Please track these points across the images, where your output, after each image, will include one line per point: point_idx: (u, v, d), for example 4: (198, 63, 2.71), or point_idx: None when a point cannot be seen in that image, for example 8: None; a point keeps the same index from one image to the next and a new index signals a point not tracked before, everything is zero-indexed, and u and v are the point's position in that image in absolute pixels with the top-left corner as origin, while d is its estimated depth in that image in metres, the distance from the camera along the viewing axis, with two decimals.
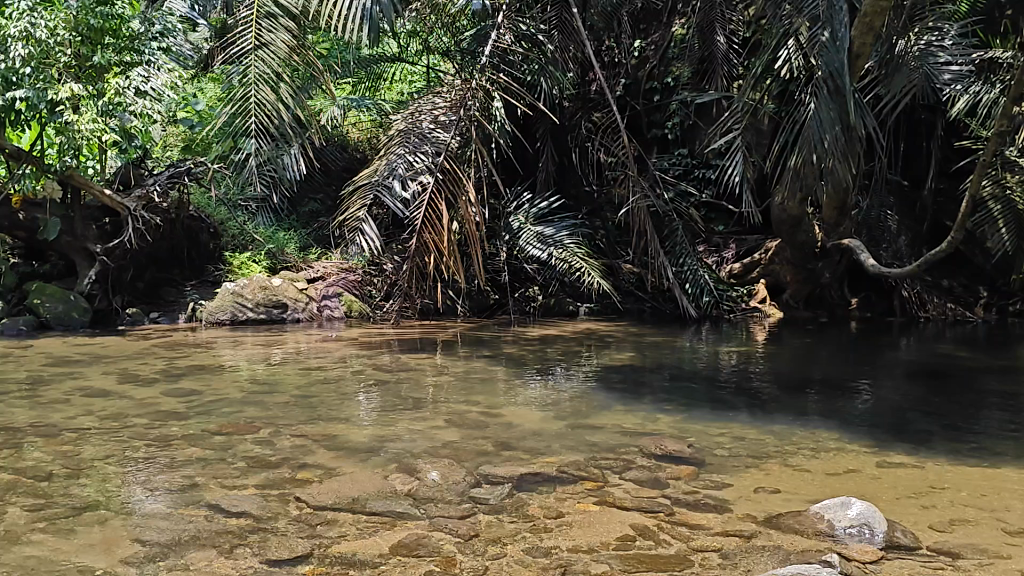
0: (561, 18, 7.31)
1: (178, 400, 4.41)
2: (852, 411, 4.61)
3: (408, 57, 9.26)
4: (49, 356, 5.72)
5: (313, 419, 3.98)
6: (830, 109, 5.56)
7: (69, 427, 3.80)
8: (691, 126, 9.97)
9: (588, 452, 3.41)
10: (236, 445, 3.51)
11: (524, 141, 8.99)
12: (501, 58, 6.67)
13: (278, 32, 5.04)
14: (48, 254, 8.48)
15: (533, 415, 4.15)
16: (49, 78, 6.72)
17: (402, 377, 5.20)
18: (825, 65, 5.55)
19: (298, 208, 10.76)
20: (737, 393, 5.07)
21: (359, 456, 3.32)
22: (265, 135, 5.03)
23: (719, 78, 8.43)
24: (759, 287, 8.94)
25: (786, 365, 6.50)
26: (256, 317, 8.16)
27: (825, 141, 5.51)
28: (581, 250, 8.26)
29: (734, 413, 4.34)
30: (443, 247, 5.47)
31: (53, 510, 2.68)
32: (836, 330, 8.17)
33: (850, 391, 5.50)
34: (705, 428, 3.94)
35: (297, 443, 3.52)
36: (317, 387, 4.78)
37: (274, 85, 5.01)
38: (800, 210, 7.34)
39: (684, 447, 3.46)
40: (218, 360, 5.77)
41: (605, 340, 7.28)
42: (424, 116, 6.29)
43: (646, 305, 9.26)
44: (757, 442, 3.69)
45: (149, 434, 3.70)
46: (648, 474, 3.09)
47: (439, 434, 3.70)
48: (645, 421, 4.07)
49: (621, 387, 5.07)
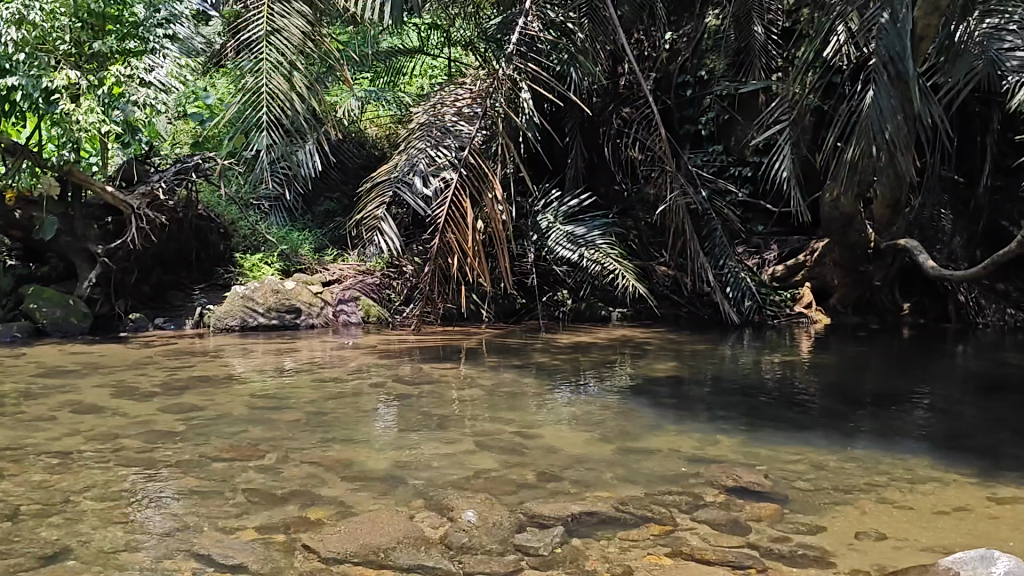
0: (592, 5, 6.72)
1: (176, 418, 3.94)
2: (930, 431, 4.09)
3: (430, 50, 8.91)
4: (43, 366, 5.26)
5: (327, 442, 3.50)
6: (890, 95, 4.89)
7: (50, 451, 3.33)
8: (726, 122, 9.47)
9: (648, 484, 2.91)
10: (236, 474, 3.03)
11: (553, 137, 8.50)
12: (528, 46, 6.07)
13: (291, 18, 4.58)
14: (48, 255, 8.05)
15: (576, 436, 3.67)
16: (44, 65, 6.28)
17: (427, 391, 4.71)
18: (884, 49, 4.89)
19: (313, 208, 10.30)
20: (796, 409, 4.57)
21: (381, 488, 2.84)
22: (278, 129, 4.47)
23: (756, 71, 7.98)
24: (804, 291, 8.39)
25: (836, 375, 5.98)
26: (267, 323, 7.71)
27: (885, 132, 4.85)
28: (615, 251, 7.75)
29: (803, 434, 3.84)
30: (467, 249, 4.97)
31: (10, 562, 2.20)
32: (888, 336, 7.63)
33: (910, 403, 5.02)
34: (775, 453, 3.44)
35: (308, 473, 3.04)
36: (333, 402, 4.30)
37: (287, 74, 4.48)
38: (853, 205, 6.86)
39: (761, 477, 2.98)
40: (226, 370, 5.31)
41: (643, 348, 6.77)
42: (448, 108, 5.82)
43: (683, 310, 8.66)
44: (840, 472, 3.19)
45: (139, 460, 3.22)
46: (725, 514, 2.60)
47: (470, 460, 3.22)
48: (703, 444, 3.57)
49: (670, 402, 4.57)
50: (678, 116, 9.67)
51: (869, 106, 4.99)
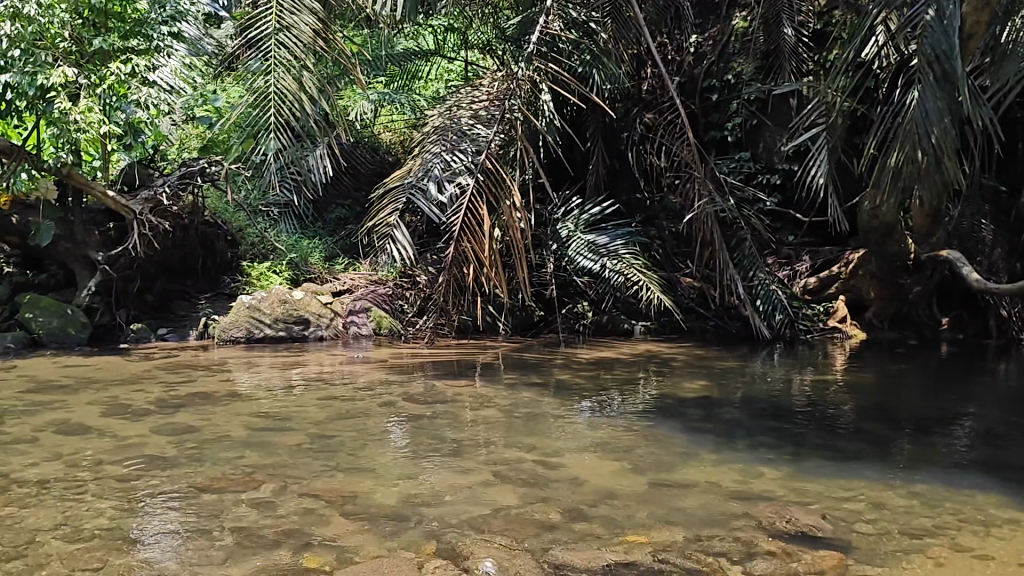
0: (615, 5, 6.27)
1: (168, 442, 3.61)
2: (977, 461, 3.68)
3: (447, 52, 8.63)
4: (32, 381, 4.95)
5: (331, 470, 3.17)
6: (936, 96, 4.10)
7: (24, 480, 3.01)
8: (754, 127, 9.10)
9: (690, 527, 2.58)
10: (227, 510, 2.70)
11: (574, 143, 8.17)
12: (549, 45, 5.66)
13: (301, 14, 4.08)
14: (47, 262, 7.82)
15: (605, 466, 3.33)
16: (41, 62, 6.03)
17: (440, 411, 4.38)
18: (929, 49, 4.11)
19: (323, 214, 9.96)
20: (837, 435, 4.20)
21: (388, 529, 2.51)
22: (288, 133, 3.98)
23: (786, 74, 7.55)
24: (839, 305, 7.99)
25: (873, 395, 5.61)
26: (274, 334, 7.42)
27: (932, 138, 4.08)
28: (639, 261, 7.37)
29: (855, 465, 3.48)
30: (484, 258, 4.61)
31: None
32: (926, 353, 7.26)
33: (956, 427, 4.62)
34: (827, 489, 3.09)
35: (306, 508, 2.71)
36: (338, 424, 3.98)
37: (297, 73, 4.01)
38: (894, 214, 6.70)
39: (818, 520, 2.63)
40: (229, 386, 4.99)
41: (669, 364, 6.41)
42: (464, 111, 5.54)
43: (710, 323, 8.31)
44: (903, 512, 2.83)
45: (122, 490, 2.91)
46: (781, 567, 2.26)
47: (489, 494, 2.88)
48: (746, 477, 3.23)
49: (705, 426, 4.21)
50: (704, 121, 9.35)
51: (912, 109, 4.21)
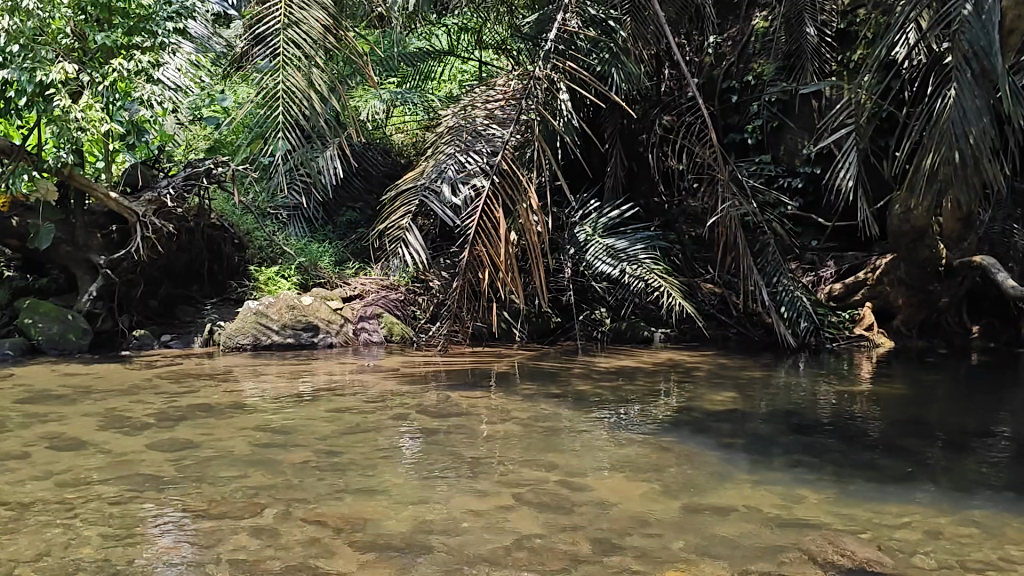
0: (636, 2, 6.02)
1: (165, 459, 3.39)
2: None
3: (460, 52, 8.44)
4: (28, 391, 4.74)
5: (339, 492, 2.95)
6: (976, 93, 3.65)
7: (9, 501, 2.80)
8: (775, 130, 8.88)
9: (732, 561, 2.35)
10: (226, 538, 2.47)
11: (591, 146, 7.94)
12: (567, 43, 5.38)
13: (311, 9, 3.83)
14: (48, 266, 7.65)
15: (634, 487, 3.10)
16: (40, 58, 5.87)
17: (454, 425, 4.15)
18: (967, 43, 3.68)
19: (334, 217, 9.77)
20: (877, 452, 3.95)
21: (401, 563, 2.29)
22: (297, 132, 3.75)
23: (808, 75, 7.29)
24: (864, 312, 7.76)
25: (907, 408, 5.35)
26: (282, 340, 7.19)
27: (969, 139, 3.64)
28: (660, 266, 7.15)
29: (902, 488, 3.24)
30: (500, 263, 4.31)
31: None
32: (956, 362, 7.03)
33: (1002, 441, 4.37)
34: (877, 515, 2.85)
35: (312, 538, 2.48)
36: (347, 440, 3.76)
37: (306, 70, 3.78)
38: (927, 216, 6.49)
39: (877, 553, 2.39)
40: (234, 397, 4.77)
41: (691, 374, 6.18)
42: (478, 110, 5.32)
43: (732, 331, 8.03)
44: (964, 543, 2.59)
45: (112, 514, 2.69)
46: None
47: (510, 521, 2.66)
48: (786, 501, 2.99)
49: (736, 442, 3.97)
50: (723, 124, 9.10)
51: (946, 107, 3.75)
